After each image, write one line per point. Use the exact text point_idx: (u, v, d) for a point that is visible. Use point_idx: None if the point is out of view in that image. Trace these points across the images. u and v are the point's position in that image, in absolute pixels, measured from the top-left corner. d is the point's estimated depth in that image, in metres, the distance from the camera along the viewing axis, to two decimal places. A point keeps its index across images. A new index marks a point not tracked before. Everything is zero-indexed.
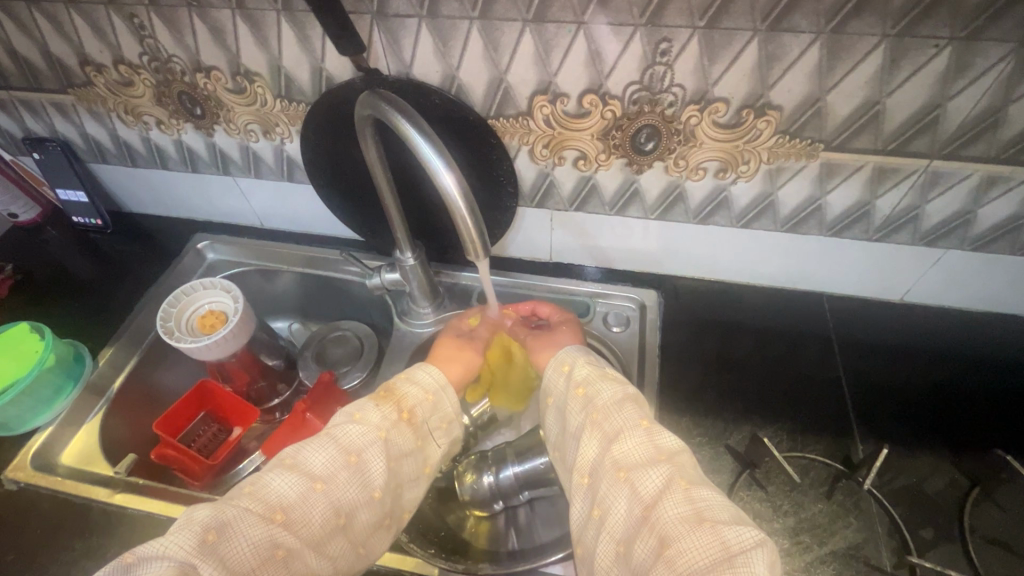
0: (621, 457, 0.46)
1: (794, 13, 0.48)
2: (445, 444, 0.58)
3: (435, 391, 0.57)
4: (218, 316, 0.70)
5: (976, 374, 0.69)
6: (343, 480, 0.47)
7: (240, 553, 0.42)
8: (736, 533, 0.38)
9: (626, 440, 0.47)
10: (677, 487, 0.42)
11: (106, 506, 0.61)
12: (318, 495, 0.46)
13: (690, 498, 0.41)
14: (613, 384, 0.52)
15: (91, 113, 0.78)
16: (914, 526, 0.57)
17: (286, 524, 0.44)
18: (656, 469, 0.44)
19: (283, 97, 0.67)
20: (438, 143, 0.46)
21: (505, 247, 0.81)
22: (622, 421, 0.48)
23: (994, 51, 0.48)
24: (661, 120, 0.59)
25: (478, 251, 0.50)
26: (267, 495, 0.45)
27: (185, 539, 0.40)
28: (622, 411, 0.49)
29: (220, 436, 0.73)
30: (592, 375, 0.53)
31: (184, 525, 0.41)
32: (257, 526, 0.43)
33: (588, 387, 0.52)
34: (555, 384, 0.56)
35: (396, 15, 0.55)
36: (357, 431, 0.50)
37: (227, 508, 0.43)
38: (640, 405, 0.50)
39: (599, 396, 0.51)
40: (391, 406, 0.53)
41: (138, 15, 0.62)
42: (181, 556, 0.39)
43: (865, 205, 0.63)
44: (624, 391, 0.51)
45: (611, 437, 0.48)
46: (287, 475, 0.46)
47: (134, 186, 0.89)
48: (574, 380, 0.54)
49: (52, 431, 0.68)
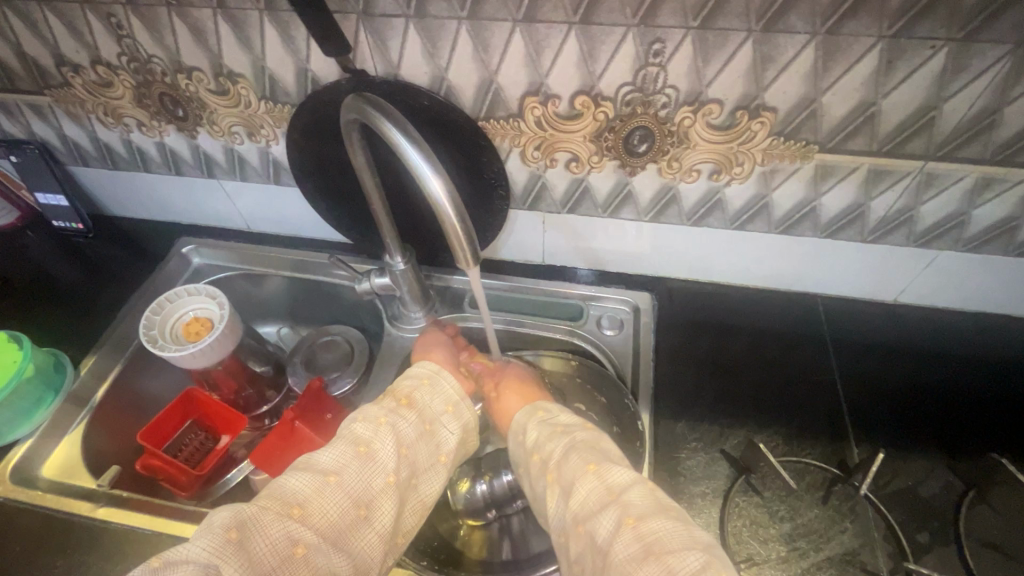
0: (579, 511, 0.44)
1: (789, 12, 0.47)
2: (458, 429, 0.54)
3: (431, 375, 0.56)
4: (203, 322, 0.68)
5: (969, 377, 0.69)
6: (355, 469, 0.46)
7: (263, 552, 0.40)
8: (681, 561, 0.38)
9: (578, 489, 0.45)
10: (625, 527, 0.41)
11: (89, 521, 0.60)
12: (334, 486, 0.45)
13: (638, 534, 0.40)
14: (562, 437, 0.50)
15: (69, 115, 0.75)
16: (910, 531, 0.57)
17: (303, 518, 0.43)
18: (607, 513, 0.42)
19: (268, 99, 0.65)
20: (426, 148, 0.44)
21: (498, 250, 0.80)
22: (570, 471, 0.46)
23: (991, 52, 0.47)
24: (655, 122, 0.58)
25: (468, 257, 0.48)
26: (284, 493, 0.44)
27: (208, 541, 0.39)
28: (569, 461, 0.47)
29: (207, 445, 0.72)
30: (542, 436, 0.52)
31: (205, 529, 0.40)
32: (276, 523, 0.41)
33: (542, 450, 0.51)
34: (516, 454, 0.54)
35: (382, 15, 0.54)
36: (366, 426, 0.49)
37: (245, 506, 0.42)
38: (586, 448, 0.48)
39: (550, 456, 0.49)
40: (388, 398, 0.53)
41: (115, 14, 0.60)
42: (204, 558, 0.38)
43: (860, 206, 0.63)
44: (572, 438, 0.50)
45: (566, 490, 0.46)
46: (302, 474, 0.45)
47: (116, 188, 0.87)
48: (529, 448, 0.52)
49: (32, 444, 0.66)
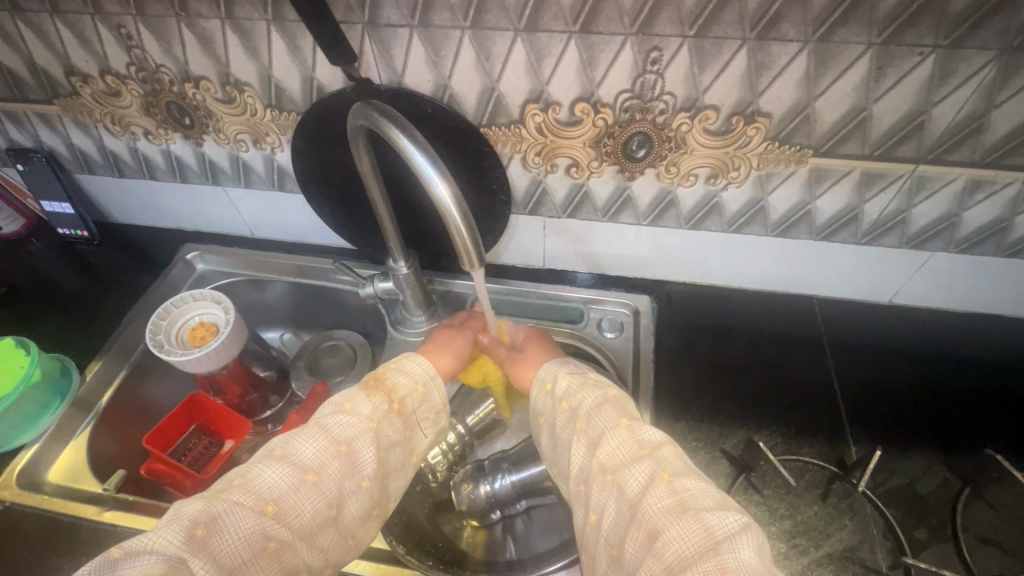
0: (607, 461, 0.46)
1: (782, 21, 0.49)
2: (433, 433, 0.57)
3: (426, 381, 0.56)
4: (209, 327, 0.69)
5: (965, 375, 0.71)
6: (333, 470, 0.46)
7: (232, 547, 0.40)
8: (719, 520, 0.39)
9: (609, 440, 0.47)
10: (659, 481, 0.42)
11: (96, 525, 0.60)
12: (310, 486, 0.45)
13: (673, 489, 0.42)
14: (594, 389, 0.52)
15: (76, 124, 0.77)
16: (908, 527, 0.58)
17: (277, 516, 0.43)
18: (640, 465, 0.44)
19: (274, 107, 0.66)
20: (433, 153, 0.46)
21: (500, 254, 0.81)
22: (603, 422, 0.48)
23: (977, 58, 0.49)
24: (653, 128, 0.59)
25: (473, 260, 0.50)
26: (259, 487, 0.43)
27: (173, 533, 0.39)
28: (603, 412, 0.49)
29: (212, 449, 0.72)
30: (573, 385, 0.53)
31: (173, 519, 0.40)
32: (250, 518, 0.42)
33: (572, 398, 0.52)
34: (540, 403, 0.55)
35: (387, 25, 0.55)
36: (348, 422, 0.48)
37: (217, 501, 0.42)
38: (620, 406, 0.50)
39: (582, 404, 0.51)
40: (382, 397, 0.52)
41: (125, 25, 0.62)
42: (170, 551, 0.38)
43: (854, 209, 0.64)
44: (605, 393, 0.51)
45: (596, 441, 0.48)
46: (278, 467, 0.45)
47: (121, 196, 0.88)
48: (558, 396, 0.54)
49: (37, 449, 0.66)
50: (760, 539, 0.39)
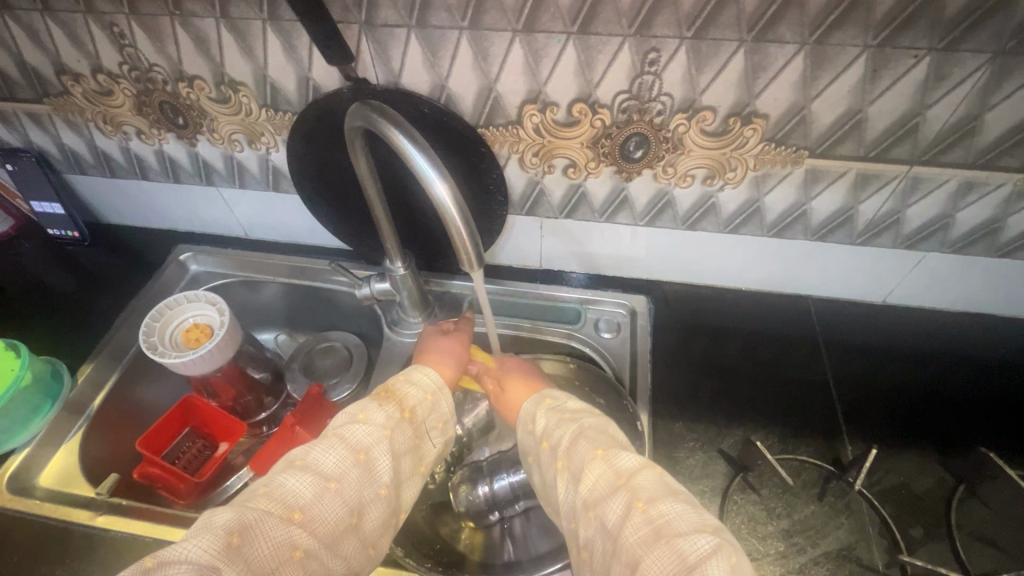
0: (589, 495, 0.45)
1: (778, 24, 0.49)
2: (441, 444, 0.55)
3: (435, 391, 0.56)
4: (203, 329, 0.68)
5: (957, 374, 0.71)
6: (354, 478, 0.46)
7: (262, 555, 0.40)
8: (691, 545, 0.39)
9: (588, 475, 0.46)
10: (636, 510, 0.42)
11: (88, 529, 0.59)
12: (333, 493, 0.44)
13: (648, 518, 0.41)
14: (569, 424, 0.51)
15: (67, 124, 0.76)
16: (903, 526, 0.59)
17: (304, 523, 0.42)
18: (616, 498, 0.44)
19: (269, 107, 0.66)
20: (434, 156, 0.45)
21: (496, 255, 0.81)
22: (581, 457, 0.47)
23: (971, 61, 0.49)
24: (650, 128, 0.60)
25: (472, 261, 0.49)
26: (284, 495, 0.43)
27: (208, 542, 0.38)
28: (579, 446, 0.48)
29: (206, 453, 0.71)
30: (551, 423, 0.53)
31: (204, 529, 0.39)
32: (279, 527, 0.41)
33: (551, 437, 0.52)
34: (527, 442, 0.55)
35: (384, 26, 0.55)
36: (364, 432, 0.48)
37: (248, 510, 0.41)
38: (596, 433, 0.49)
39: (560, 443, 0.50)
40: (393, 406, 0.52)
41: (117, 24, 0.61)
42: (203, 560, 0.37)
43: (848, 210, 0.65)
44: (581, 424, 0.51)
45: (577, 475, 0.47)
46: (302, 475, 0.44)
47: (112, 196, 0.87)
48: (539, 435, 0.53)
49: (30, 453, 0.65)
50: (735, 559, 0.39)
